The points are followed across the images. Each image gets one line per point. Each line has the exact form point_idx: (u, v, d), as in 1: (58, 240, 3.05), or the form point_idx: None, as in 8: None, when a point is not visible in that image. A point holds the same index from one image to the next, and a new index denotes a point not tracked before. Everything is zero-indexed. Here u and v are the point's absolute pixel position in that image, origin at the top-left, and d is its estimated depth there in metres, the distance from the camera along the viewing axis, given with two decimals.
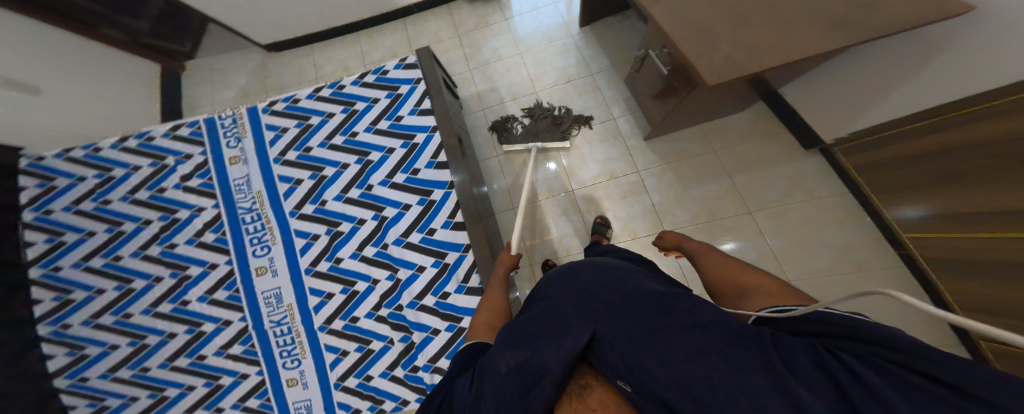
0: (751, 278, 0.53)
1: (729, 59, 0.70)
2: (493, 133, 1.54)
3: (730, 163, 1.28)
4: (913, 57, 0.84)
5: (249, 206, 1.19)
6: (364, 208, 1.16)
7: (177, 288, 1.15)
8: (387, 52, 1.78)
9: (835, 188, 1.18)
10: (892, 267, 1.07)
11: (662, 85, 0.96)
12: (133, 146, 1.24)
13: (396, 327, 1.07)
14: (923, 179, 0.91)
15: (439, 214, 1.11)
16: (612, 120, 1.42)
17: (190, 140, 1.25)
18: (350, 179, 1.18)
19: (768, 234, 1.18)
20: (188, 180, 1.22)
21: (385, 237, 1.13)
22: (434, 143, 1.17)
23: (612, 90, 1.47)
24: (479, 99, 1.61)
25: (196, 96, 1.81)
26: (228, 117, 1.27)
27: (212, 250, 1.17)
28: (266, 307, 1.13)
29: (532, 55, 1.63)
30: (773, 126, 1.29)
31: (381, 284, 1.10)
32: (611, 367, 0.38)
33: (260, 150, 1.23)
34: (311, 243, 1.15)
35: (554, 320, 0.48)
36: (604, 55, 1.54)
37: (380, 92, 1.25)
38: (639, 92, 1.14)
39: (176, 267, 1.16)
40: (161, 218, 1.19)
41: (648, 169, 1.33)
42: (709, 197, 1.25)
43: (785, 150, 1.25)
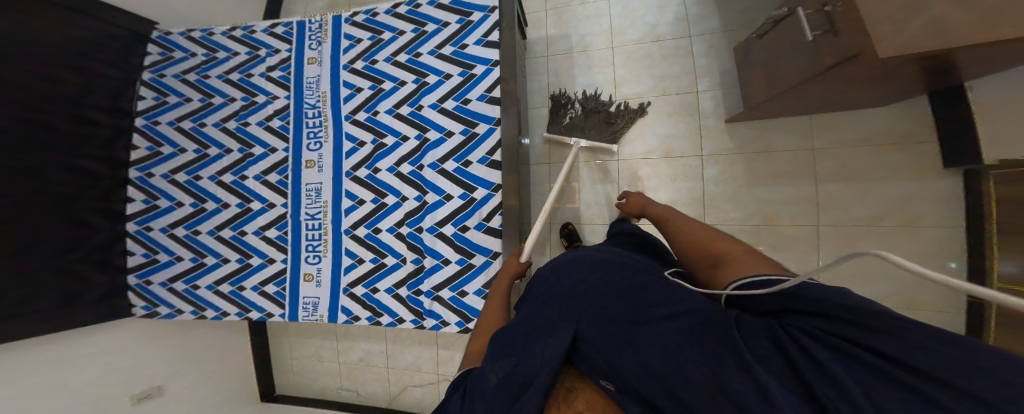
0: (728, 248, 0.51)
1: (932, 26, 0.55)
2: (550, 84, 1.43)
3: (826, 167, 1.11)
4: None
5: (314, 103, 1.20)
6: (409, 126, 1.12)
7: (240, 163, 1.24)
8: None
9: (948, 221, 0.99)
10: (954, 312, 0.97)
11: (800, 60, 0.77)
12: (238, 35, 1.26)
13: (412, 248, 1.11)
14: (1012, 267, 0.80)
15: (479, 148, 1.07)
16: (694, 93, 1.27)
17: (284, 38, 1.23)
18: (404, 96, 1.13)
19: (825, 256, 1.10)
20: (272, 72, 1.23)
21: (422, 158, 1.11)
22: (492, 77, 1.06)
23: (708, 59, 1.28)
24: (547, 44, 1.46)
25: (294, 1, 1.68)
26: (316, 22, 1.21)
27: (277, 136, 1.21)
28: (305, 199, 1.19)
29: (621, 3, 1.40)
30: (915, 130, 1.03)
31: (410, 203, 1.12)
32: (597, 370, 0.41)
33: (334, 55, 1.19)
34: (356, 148, 1.16)
35: (537, 318, 0.50)
36: (717, 14, 1.30)
37: (452, 16, 1.10)
38: (754, 64, 0.98)
39: (244, 144, 1.23)
40: (241, 99, 1.25)
41: (715, 155, 1.20)
42: (778, 200, 1.16)
43: (912, 166, 1.03)
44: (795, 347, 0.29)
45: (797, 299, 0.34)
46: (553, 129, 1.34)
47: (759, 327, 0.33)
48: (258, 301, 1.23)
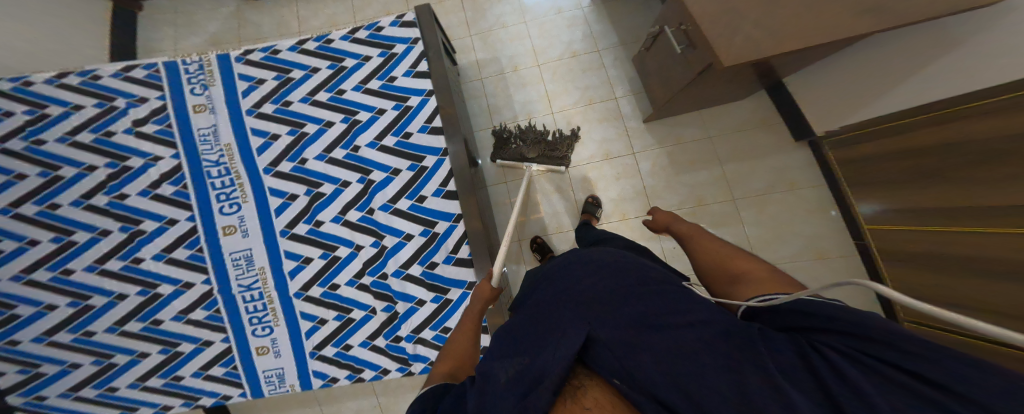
0: (748, 264, 0.48)
1: (750, 41, 0.69)
2: (490, 105, 1.50)
3: (724, 151, 1.31)
4: (923, 50, 0.82)
5: (216, 159, 1.08)
6: (349, 170, 1.09)
7: (127, 245, 1.05)
8: (381, 9, 1.66)
9: (815, 180, 1.24)
10: (849, 256, 1.17)
11: (673, 64, 0.94)
12: (75, 83, 1.07)
13: (380, 297, 1.07)
14: (887, 174, 0.97)
15: (431, 181, 1.07)
16: (614, 100, 1.41)
17: (146, 83, 1.09)
18: (334, 139, 1.10)
19: (744, 204, 1.26)
20: (142, 125, 1.08)
21: (371, 202, 1.08)
22: (431, 107, 1.10)
23: (619, 70, 1.45)
24: (478, 68, 1.55)
25: (153, 39, 1.62)
26: (193, 62, 1.11)
27: (173, 204, 1.06)
28: (235, 269, 1.07)
29: (538, 25, 1.56)
30: (770, 116, 1.31)
31: (365, 250, 1.07)
32: (609, 367, 0.35)
33: (231, 98, 1.10)
34: (287, 203, 1.08)
35: (550, 322, 0.44)
36: (614, 32, 1.50)
37: (373, 49, 1.13)
38: (649, 74, 1.13)
39: (126, 221, 1.05)
40: (107, 166, 1.06)
41: (644, 152, 1.35)
42: (699, 184, 1.30)
43: (778, 141, 1.29)
44: (818, 359, 0.26)
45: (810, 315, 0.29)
46: (502, 156, 1.34)
47: (786, 347, 0.29)
48: (205, 386, 1.09)
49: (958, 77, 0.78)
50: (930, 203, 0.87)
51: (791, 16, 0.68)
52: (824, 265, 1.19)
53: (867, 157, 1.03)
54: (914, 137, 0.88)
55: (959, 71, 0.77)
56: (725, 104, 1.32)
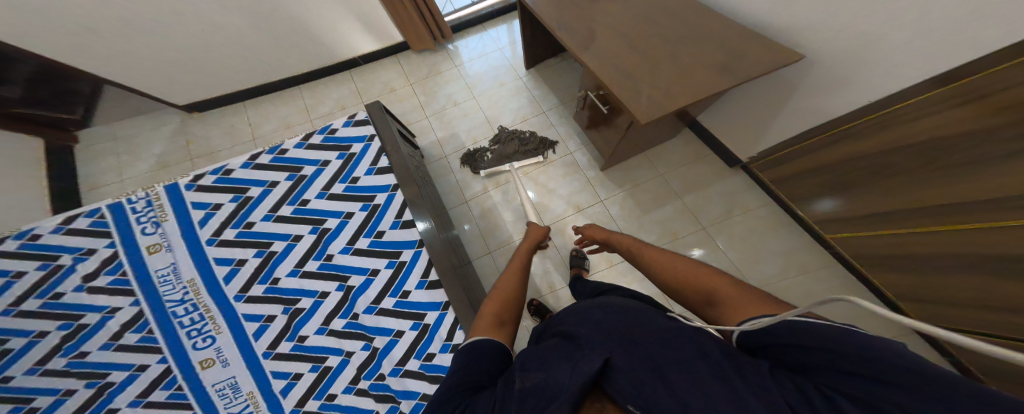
0: (714, 278, 0.44)
1: (653, 99, 0.81)
2: (459, 181, 1.57)
3: (676, 183, 1.41)
4: (779, 94, 1.03)
5: (180, 297, 1.01)
6: (324, 279, 1.04)
7: (98, 397, 0.92)
8: (335, 105, 1.82)
9: (762, 200, 1.33)
10: (831, 266, 1.19)
11: (604, 117, 1.12)
12: (12, 248, 1.01)
13: (382, 399, 0.90)
14: (821, 188, 1.08)
15: (412, 274, 1.03)
16: (570, 154, 1.54)
17: (91, 231, 1.05)
18: (306, 252, 1.07)
19: (709, 217, 1.34)
20: (93, 279, 1.01)
21: (354, 307, 1.00)
22: (398, 201, 1.11)
23: (566, 126, 1.61)
24: (440, 146, 1.67)
25: (99, 174, 1.62)
26: (140, 199, 1.09)
27: (141, 350, 0.96)
28: (221, 400, 0.93)
29: (486, 98, 1.75)
30: (702, 150, 1.45)
31: (357, 356, 0.95)
32: (620, 389, 0.32)
33: (186, 231, 1.08)
34: (265, 326, 0.99)
35: (572, 346, 0.41)
36: (552, 94, 1.71)
37: (330, 153, 1.19)
38: (586, 124, 1.33)
39: (94, 375, 0.93)
40: (59, 329, 0.97)
41: (610, 197, 1.43)
42: (667, 219, 1.36)
43: (715, 170, 1.41)
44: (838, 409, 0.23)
45: (815, 350, 0.26)
46: (485, 166, 1.54)
47: (789, 384, 0.27)
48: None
49: (822, 102, 0.94)
50: (871, 209, 0.96)
51: (677, 82, 0.82)
52: (813, 278, 1.19)
53: (794, 172, 1.15)
54: (821, 155, 1.02)
55: (815, 100, 0.95)
56: (659, 145, 1.47)
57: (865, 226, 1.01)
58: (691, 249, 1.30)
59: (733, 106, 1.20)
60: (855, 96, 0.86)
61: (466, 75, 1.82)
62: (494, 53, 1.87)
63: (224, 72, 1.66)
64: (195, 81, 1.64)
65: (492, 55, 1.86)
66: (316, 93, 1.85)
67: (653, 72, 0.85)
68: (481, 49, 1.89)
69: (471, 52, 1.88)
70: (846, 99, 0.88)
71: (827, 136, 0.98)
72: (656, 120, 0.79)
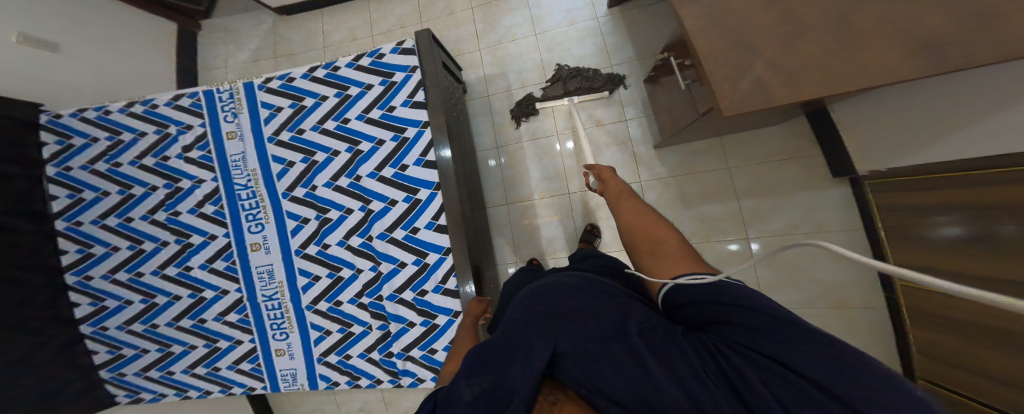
0: (666, 230, 0.46)
1: (760, 82, 0.62)
2: (495, 124, 1.48)
3: (742, 183, 1.22)
4: (953, 103, 0.73)
5: (245, 183, 1.12)
6: (351, 197, 1.08)
7: (181, 253, 1.13)
8: (395, 23, 1.69)
9: (846, 223, 1.12)
10: (877, 309, 1.06)
11: (684, 96, 0.94)
12: (140, 112, 1.15)
13: (376, 316, 1.03)
14: (915, 231, 0.87)
15: (424, 214, 1.03)
16: (624, 123, 1.36)
17: (192, 111, 1.15)
18: (340, 167, 1.10)
19: (771, 229, 1.18)
20: (189, 151, 1.14)
21: (371, 229, 1.05)
22: (425, 139, 1.06)
23: (633, 89, 1.39)
24: (485, 84, 1.55)
25: (211, 57, 1.71)
26: (225, 90, 1.14)
27: (213, 222, 1.12)
28: (259, 282, 1.09)
29: (548, 39, 1.53)
30: (802, 146, 1.19)
31: (364, 274, 1.05)
32: (576, 381, 0.32)
33: (255, 126, 1.13)
34: (301, 226, 1.09)
35: (514, 333, 0.39)
36: (630, 45, 1.45)
37: (374, 77, 1.11)
38: (661, 96, 1.14)
39: (180, 234, 1.13)
40: (163, 187, 1.14)
41: (651, 181, 1.29)
42: (709, 217, 1.23)
43: (809, 176, 1.17)
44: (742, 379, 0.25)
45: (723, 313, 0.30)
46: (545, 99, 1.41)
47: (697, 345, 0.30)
48: (236, 377, 1.14)
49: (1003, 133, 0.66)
50: (943, 265, 0.78)
51: (812, 65, 0.59)
52: (839, 315, 1.09)
53: (901, 204, 0.91)
54: (933, 194, 0.80)
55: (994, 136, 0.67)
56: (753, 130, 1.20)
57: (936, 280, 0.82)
58: (727, 243, 1.21)
59: (887, 103, 0.88)
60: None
61: (533, 5, 1.57)
62: None
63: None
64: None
65: None
66: (382, 7, 1.71)
67: (784, 46, 0.61)
68: None
69: None
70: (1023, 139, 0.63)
71: (976, 175, 0.71)
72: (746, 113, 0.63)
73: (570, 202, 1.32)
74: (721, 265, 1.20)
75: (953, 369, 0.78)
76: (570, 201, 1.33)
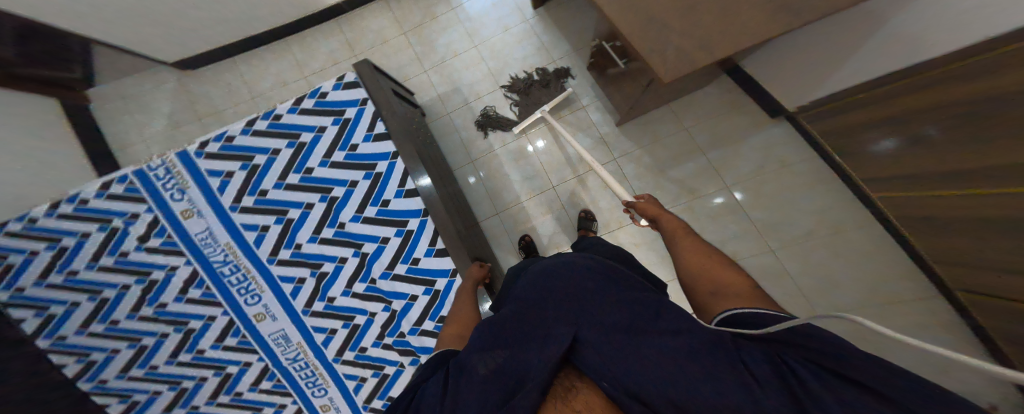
0: (728, 273, 0.43)
1: (682, 51, 0.71)
2: (463, 140, 1.50)
3: (703, 139, 1.33)
4: (854, 31, 0.86)
5: (223, 258, 1.05)
6: (340, 245, 1.04)
7: (187, 340, 1.03)
8: (326, 60, 1.67)
9: (806, 155, 1.23)
10: (868, 225, 1.13)
11: (624, 73, 1.03)
12: (73, 211, 1.02)
13: (404, 353, 1.00)
14: (869, 145, 0.99)
15: (420, 242, 1.02)
16: (582, 109, 1.44)
17: (131, 197, 1.04)
18: (319, 220, 1.06)
19: (738, 177, 1.28)
20: (147, 240, 1.05)
21: (371, 272, 1.03)
22: (400, 169, 1.06)
23: (579, 77, 1.48)
24: (442, 103, 1.56)
25: (123, 132, 1.61)
26: (158, 166, 1.05)
27: (209, 302, 1.04)
28: (278, 348, 1.03)
29: (488, 48, 1.59)
30: (740, 98, 1.33)
31: (380, 316, 1.01)
32: (596, 372, 0.35)
33: (210, 198, 1.06)
34: (299, 286, 1.04)
35: (533, 322, 0.44)
36: (564, 40, 1.54)
37: (324, 118, 1.10)
38: (604, 78, 1.24)
39: (176, 322, 1.04)
40: (136, 282, 1.04)
41: (625, 156, 1.37)
42: (686, 177, 1.31)
43: (755, 122, 1.30)
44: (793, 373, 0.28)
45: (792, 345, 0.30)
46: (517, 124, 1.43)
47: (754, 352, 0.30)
48: None
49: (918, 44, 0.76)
50: (913, 168, 0.88)
51: (716, 28, 0.69)
52: (843, 240, 1.14)
53: (846, 127, 1.04)
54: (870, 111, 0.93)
55: (906, 48, 0.79)
56: (690, 94, 1.34)
57: (913, 186, 0.91)
58: (713, 198, 1.28)
59: (795, 49, 1.02)
60: (941, 42, 0.72)
61: (465, 19, 1.63)
62: None
63: (206, 31, 1.48)
64: (183, 38, 1.47)
65: None
66: (306, 46, 1.68)
67: (687, 16, 0.72)
68: None
69: None
70: (931, 48, 0.75)
71: (903, 85, 0.84)
72: (682, 77, 0.70)
73: (554, 197, 1.37)
74: (711, 217, 1.26)
75: (962, 252, 0.86)
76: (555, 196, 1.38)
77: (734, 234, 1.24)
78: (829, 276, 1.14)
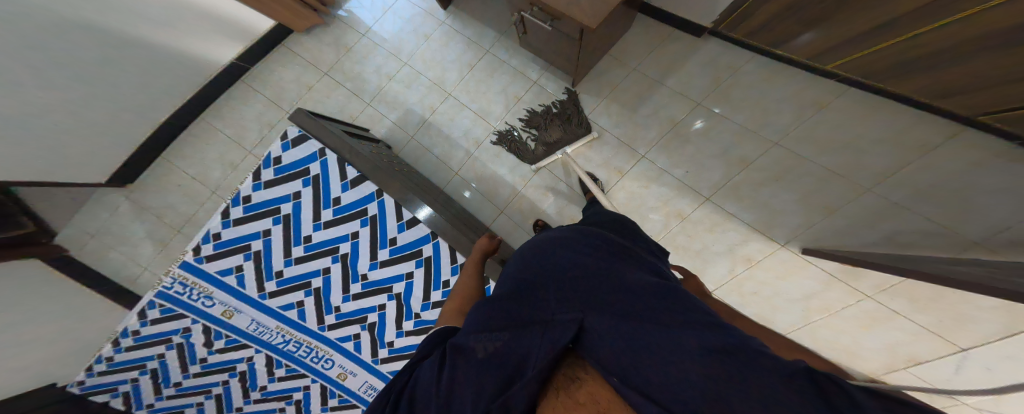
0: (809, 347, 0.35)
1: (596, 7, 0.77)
2: (438, 157, 1.53)
3: (655, 72, 1.37)
4: None
5: (282, 339, 1.14)
6: (374, 295, 1.13)
7: (301, 407, 1.14)
8: (260, 125, 1.65)
9: (744, 56, 1.29)
10: (845, 93, 1.14)
11: (551, 35, 1.09)
12: (133, 342, 1.10)
13: None
14: (799, 24, 1.03)
15: (442, 265, 1.10)
16: (535, 84, 1.47)
17: (171, 316, 1.11)
18: (343, 278, 1.14)
19: (699, 90, 1.32)
20: (212, 345, 1.13)
21: (412, 307, 1.11)
22: (390, 204, 1.12)
23: (517, 58, 1.50)
24: (402, 128, 1.58)
25: (120, 267, 1.52)
26: (173, 283, 1.12)
27: (297, 376, 1.13)
28: (372, 397, 1.11)
29: (418, 59, 1.59)
30: (665, 32, 1.39)
31: None
32: (602, 363, 0.33)
33: (238, 295, 1.14)
34: (358, 341, 1.13)
35: (534, 305, 0.44)
36: (487, 28, 1.54)
37: (294, 183, 1.16)
38: (538, 47, 1.27)
39: (284, 397, 1.14)
40: (231, 376, 1.13)
41: (595, 111, 1.41)
42: (659, 108, 1.36)
43: (688, 44, 1.35)
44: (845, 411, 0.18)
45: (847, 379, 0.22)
46: (535, 159, 1.43)
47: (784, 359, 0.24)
48: None
49: None
50: (841, 27, 0.93)
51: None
52: (832, 112, 1.15)
53: (774, 14, 1.06)
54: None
55: None
56: (619, 44, 1.41)
57: (861, 46, 0.94)
58: (692, 123, 1.32)
59: None
60: None
61: (381, 41, 1.63)
62: (398, 4, 1.64)
63: (121, 139, 1.41)
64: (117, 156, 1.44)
65: (397, 7, 1.64)
66: (227, 119, 1.65)
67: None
68: (383, 3, 1.66)
69: (373, 11, 1.66)
70: None
71: None
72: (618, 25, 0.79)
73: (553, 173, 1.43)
74: (689, 128, 1.32)
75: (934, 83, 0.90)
76: (545, 173, 1.44)
77: (731, 144, 1.27)
78: (818, 143, 1.16)
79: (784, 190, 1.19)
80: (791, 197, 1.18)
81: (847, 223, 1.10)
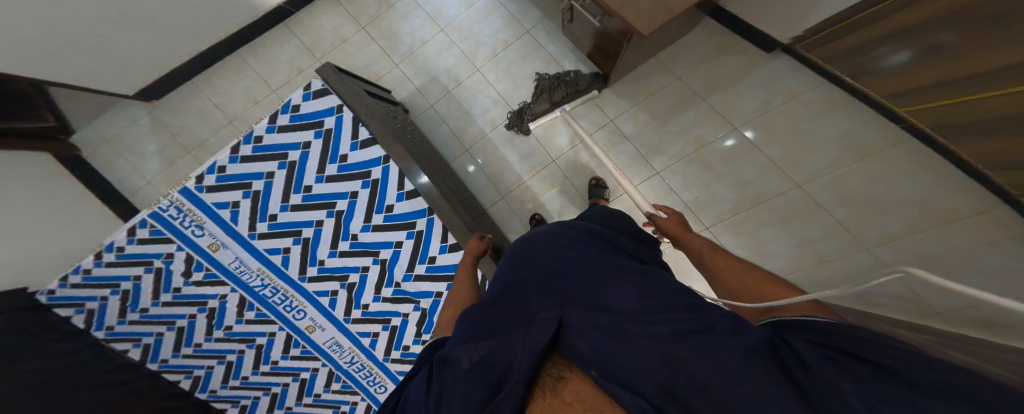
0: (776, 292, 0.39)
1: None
2: (453, 131, 1.48)
3: (698, 86, 1.31)
4: None
5: (261, 282, 1.10)
6: (360, 256, 1.08)
7: (260, 354, 1.10)
8: (290, 68, 1.58)
9: (813, 82, 1.16)
10: (900, 141, 0.99)
11: (595, 29, 1.03)
12: (115, 258, 1.04)
13: None
14: (868, 72, 0.96)
15: (433, 240, 1.05)
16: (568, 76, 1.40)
17: (159, 239, 1.06)
18: (333, 233, 1.09)
19: (742, 116, 1.25)
20: (191, 276, 1.08)
21: (394, 276, 1.07)
22: (394, 172, 1.07)
23: (556, 44, 1.43)
24: (423, 95, 1.52)
25: (124, 178, 1.51)
26: (168, 206, 1.06)
27: (266, 322, 1.10)
28: (335, 354, 1.08)
29: (456, 29, 1.52)
30: (728, 39, 1.31)
31: (413, 316, 1.06)
32: (584, 360, 0.32)
33: (227, 229, 1.09)
34: (334, 298, 1.09)
35: (516, 303, 0.41)
36: (533, 6, 1.46)
37: (306, 133, 1.10)
38: (579, 38, 1.21)
39: (246, 341, 1.10)
40: (199, 311, 1.09)
41: (621, 116, 1.36)
42: (689, 126, 1.30)
43: (746, 59, 1.28)
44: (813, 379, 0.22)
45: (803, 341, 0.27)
46: (535, 117, 1.38)
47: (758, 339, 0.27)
48: None
49: None
50: (907, 83, 0.86)
51: None
52: (872, 163, 1.03)
53: (850, 47, 0.97)
54: (881, 24, 0.85)
55: None
56: (676, 44, 1.33)
57: (917, 99, 0.86)
58: (724, 140, 1.26)
59: None
60: None
61: (424, 3, 1.56)
62: None
63: (151, 56, 1.36)
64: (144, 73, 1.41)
65: None
66: (260, 57, 1.58)
67: None
68: None
69: None
70: None
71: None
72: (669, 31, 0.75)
73: (556, 172, 1.37)
74: (718, 141, 1.27)
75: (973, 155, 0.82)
76: (557, 169, 1.38)
77: (755, 175, 1.21)
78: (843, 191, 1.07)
79: (786, 232, 1.15)
80: (790, 240, 1.14)
81: (835, 275, 1.04)
